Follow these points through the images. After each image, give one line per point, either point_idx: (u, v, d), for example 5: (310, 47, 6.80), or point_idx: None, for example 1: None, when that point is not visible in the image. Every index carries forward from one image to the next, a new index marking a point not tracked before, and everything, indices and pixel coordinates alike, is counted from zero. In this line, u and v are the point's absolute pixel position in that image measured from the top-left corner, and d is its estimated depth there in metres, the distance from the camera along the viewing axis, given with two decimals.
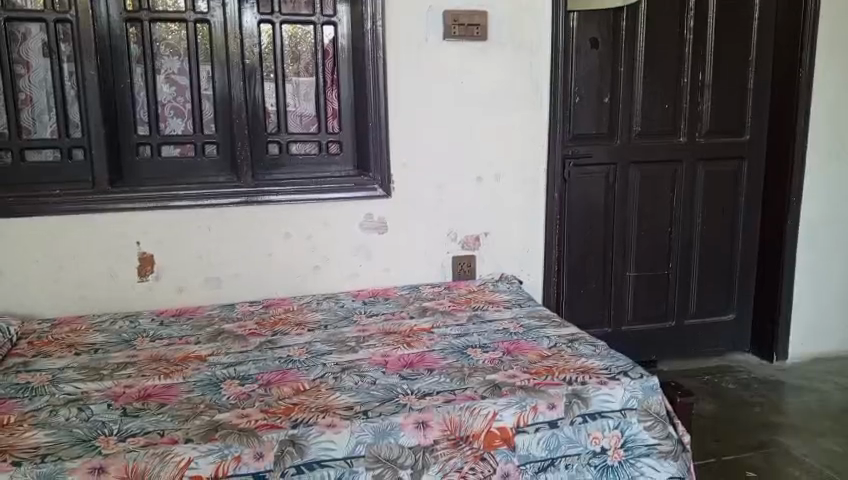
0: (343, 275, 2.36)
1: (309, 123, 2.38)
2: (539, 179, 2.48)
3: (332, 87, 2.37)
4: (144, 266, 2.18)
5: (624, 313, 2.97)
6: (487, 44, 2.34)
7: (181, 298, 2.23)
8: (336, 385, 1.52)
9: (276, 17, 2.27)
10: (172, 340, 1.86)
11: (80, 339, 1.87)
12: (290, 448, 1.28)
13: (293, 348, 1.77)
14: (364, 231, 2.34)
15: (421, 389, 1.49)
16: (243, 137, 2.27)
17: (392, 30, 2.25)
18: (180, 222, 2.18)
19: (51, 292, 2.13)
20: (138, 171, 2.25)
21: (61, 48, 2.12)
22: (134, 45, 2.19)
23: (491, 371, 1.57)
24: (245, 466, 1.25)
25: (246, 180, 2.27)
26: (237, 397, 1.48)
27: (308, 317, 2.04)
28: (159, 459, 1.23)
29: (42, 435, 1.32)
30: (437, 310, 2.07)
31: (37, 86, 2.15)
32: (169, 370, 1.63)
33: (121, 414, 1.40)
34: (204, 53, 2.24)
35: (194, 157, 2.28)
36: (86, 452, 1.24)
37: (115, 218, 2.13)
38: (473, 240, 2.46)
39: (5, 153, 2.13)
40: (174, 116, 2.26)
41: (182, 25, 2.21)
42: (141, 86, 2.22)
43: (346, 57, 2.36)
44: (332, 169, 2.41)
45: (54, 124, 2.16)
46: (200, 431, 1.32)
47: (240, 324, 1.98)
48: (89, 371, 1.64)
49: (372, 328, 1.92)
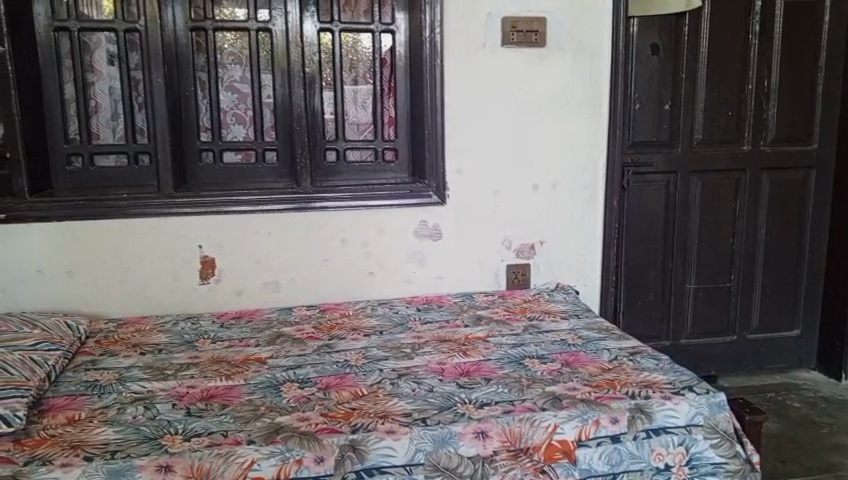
0: (398, 281, 2.36)
1: (365, 129, 2.41)
2: (598, 186, 2.44)
3: (390, 94, 2.40)
4: (206, 269, 2.23)
5: (683, 327, 2.89)
6: (546, 51, 2.32)
7: (241, 300, 2.27)
8: (394, 391, 1.53)
9: (335, 25, 2.30)
10: (233, 342, 1.89)
11: (144, 338, 1.92)
12: (350, 453, 1.28)
13: (350, 353, 1.78)
14: (419, 238, 2.35)
15: (480, 398, 1.47)
16: (303, 143, 2.30)
17: (450, 36, 2.25)
18: (241, 227, 2.22)
19: (116, 293, 2.19)
20: (201, 176, 2.31)
21: (130, 56, 2.20)
22: (199, 53, 2.25)
23: (551, 382, 1.54)
24: (306, 469, 1.26)
25: (304, 186, 2.32)
26: (297, 400, 1.49)
27: (364, 323, 2.05)
28: (224, 459, 1.25)
29: (111, 432, 1.35)
30: (492, 319, 2.05)
31: (107, 94, 2.22)
32: (230, 372, 1.66)
33: (186, 414, 1.43)
34: (266, 61, 2.29)
35: (254, 163, 2.33)
36: (153, 450, 1.27)
37: (179, 222, 2.18)
38: (528, 249, 2.43)
39: (76, 158, 2.23)
40: (236, 123, 2.32)
41: (245, 34, 2.26)
42: (206, 92, 2.28)
43: (404, 65, 2.38)
44: (387, 176, 2.43)
45: (122, 130, 2.24)
46: (262, 433, 1.33)
47: (298, 328, 2.00)
48: (153, 371, 1.68)
49: (428, 336, 1.91)
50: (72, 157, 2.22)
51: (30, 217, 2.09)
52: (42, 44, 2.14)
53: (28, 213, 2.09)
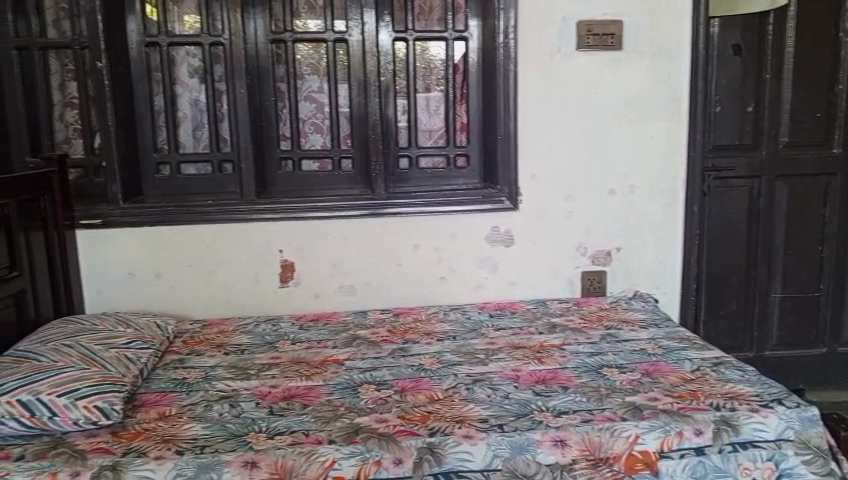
0: (470, 287, 2.37)
1: (438, 136, 2.43)
2: (677, 191, 2.38)
3: (462, 101, 2.42)
4: (285, 272, 2.29)
5: (768, 338, 2.77)
6: (621, 55, 2.28)
7: (318, 303, 2.33)
8: (469, 396, 1.53)
9: (410, 34, 2.33)
10: (311, 343, 1.94)
11: (227, 339, 2.00)
12: (429, 456, 1.30)
13: (424, 357, 1.79)
14: (492, 243, 2.34)
15: (558, 406, 1.46)
16: (378, 150, 2.31)
17: (523, 43, 2.24)
18: (318, 232, 2.28)
19: (202, 295, 2.28)
20: (280, 183, 2.38)
21: (214, 69, 2.30)
22: (279, 64, 2.33)
23: (630, 392, 1.51)
24: (385, 470, 1.28)
25: (378, 193, 2.33)
26: (374, 401, 1.52)
27: (437, 327, 2.06)
28: (306, 458, 1.29)
29: (199, 428, 1.42)
30: (567, 327, 2.02)
31: (193, 106, 2.33)
32: (309, 373, 1.71)
33: (269, 413, 1.47)
34: (342, 72, 2.35)
35: (330, 171, 2.39)
36: (239, 446, 1.32)
37: (259, 228, 2.26)
38: (604, 256, 2.39)
39: (164, 166, 2.34)
40: (314, 132, 2.39)
41: (323, 46, 2.33)
42: (284, 102, 2.36)
43: (476, 72, 2.39)
44: (459, 182, 2.44)
45: (206, 139, 2.35)
46: (341, 433, 1.36)
47: (372, 331, 2.03)
48: (236, 370, 1.75)
49: (501, 342, 1.90)
50: (161, 166, 2.34)
51: (123, 222, 2.21)
52: (135, 59, 2.27)
53: (121, 218, 2.21)
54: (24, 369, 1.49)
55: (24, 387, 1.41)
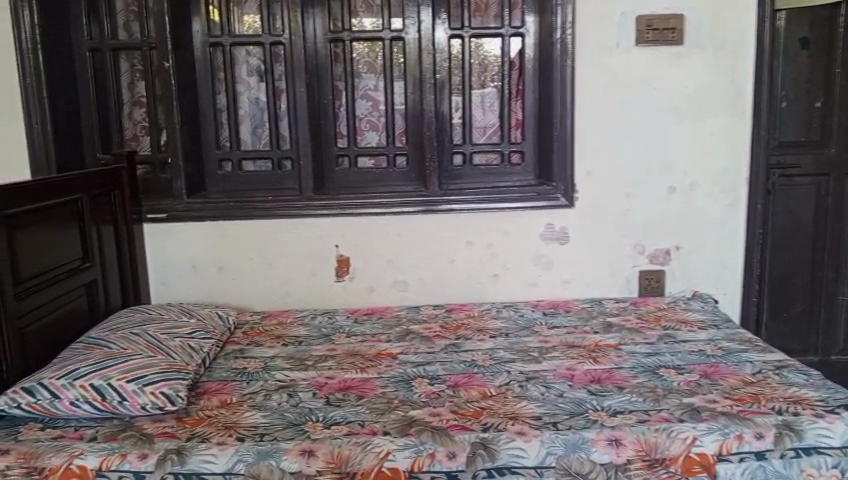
0: (523, 284, 2.36)
1: (492, 133, 2.43)
2: (740, 189, 2.31)
3: (517, 97, 2.41)
4: (341, 267, 2.34)
5: (835, 342, 2.67)
6: (682, 50, 2.23)
7: (372, 298, 2.36)
8: (523, 393, 1.53)
9: (466, 31, 2.34)
10: (366, 337, 1.97)
11: (286, 331, 2.05)
12: (482, 451, 1.30)
13: (477, 354, 1.80)
14: (546, 241, 2.33)
15: (613, 405, 1.45)
16: (432, 147, 2.33)
17: (581, 38, 2.22)
18: (373, 228, 2.32)
19: (261, 288, 2.34)
20: (336, 179, 2.43)
21: (274, 68, 2.36)
22: (337, 63, 2.37)
23: (688, 393, 1.49)
24: (439, 463, 1.30)
25: (432, 189, 2.34)
26: (428, 395, 1.54)
27: (490, 324, 2.06)
28: (361, 448, 1.32)
29: (259, 416, 1.46)
30: (623, 326, 1.99)
31: (254, 104, 2.40)
32: (364, 366, 1.74)
33: (326, 403, 1.51)
34: (398, 70, 2.38)
35: (385, 168, 2.42)
36: (297, 435, 1.37)
37: (315, 223, 2.31)
38: (662, 255, 2.35)
39: (226, 163, 2.42)
40: (370, 130, 2.42)
41: (380, 44, 2.36)
42: (341, 99, 2.40)
43: (532, 68, 2.38)
44: (514, 179, 2.43)
45: (266, 137, 2.41)
46: (396, 425, 1.39)
47: (426, 327, 2.05)
48: (294, 361, 1.79)
49: (555, 340, 1.89)
50: (223, 162, 2.42)
51: (187, 217, 2.29)
52: (199, 59, 2.35)
53: (185, 213, 2.29)
54: (96, 355, 1.57)
55: (96, 373, 1.49)
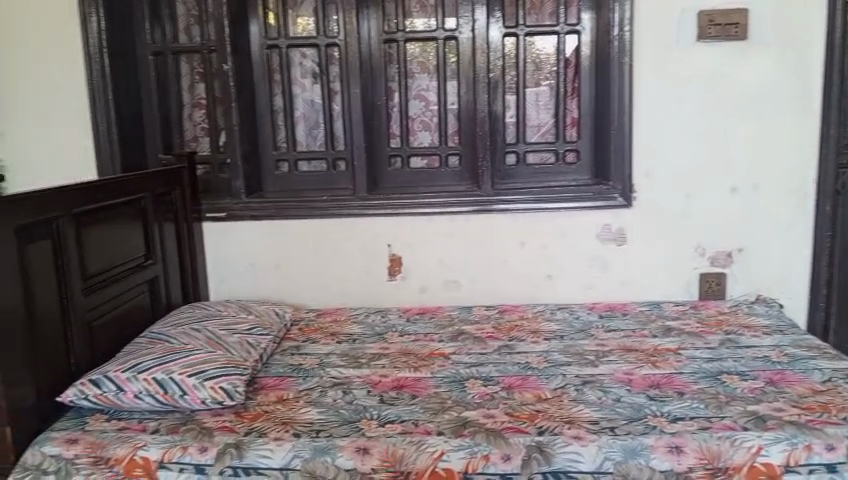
0: (578, 286, 2.32)
1: (546, 132, 2.40)
2: (807, 189, 2.22)
3: (573, 95, 2.37)
4: (393, 266, 2.35)
5: None
6: (747, 45, 2.16)
7: (424, 297, 2.36)
8: (579, 397, 1.50)
9: (520, 29, 2.32)
10: (419, 336, 1.97)
11: (339, 329, 2.07)
12: (537, 455, 1.29)
13: (531, 356, 1.78)
14: (602, 241, 2.29)
15: (673, 411, 1.41)
16: (485, 147, 2.31)
17: (640, 35, 2.17)
18: (426, 228, 2.32)
19: (316, 287, 2.37)
20: (390, 180, 2.44)
21: (329, 69, 2.39)
22: (391, 63, 2.38)
23: (753, 401, 1.44)
24: (494, 465, 1.29)
25: (485, 188, 2.33)
26: (481, 396, 1.53)
27: (544, 326, 2.03)
28: (416, 448, 1.32)
29: (314, 412, 1.48)
30: (683, 331, 1.94)
31: (308, 105, 2.43)
32: (417, 365, 1.74)
33: (380, 401, 1.52)
34: (452, 69, 2.37)
35: (438, 168, 2.42)
36: (352, 432, 1.38)
37: (369, 223, 2.33)
38: (724, 257, 2.27)
39: (282, 163, 2.46)
40: (423, 130, 2.42)
41: (433, 44, 2.36)
42: (395, 99, 2.41)
43: (589, 66, 2.34)
44: (569, 178, 2.40)
45: (321, 138, 2.44)
46: (450, 426, 1.39)
47: (478, 327, 2.03)
48: (348, 358, 1.81)
49: (612, 344, 1.85)
50: (280, 162, 2.46)
51: (245, 216, 2.34)
52: (257, 61, 2.40)
53: (243, 212, 2.34)
54: (158, 349, 1.61)
55: (158, 366, 1.53)
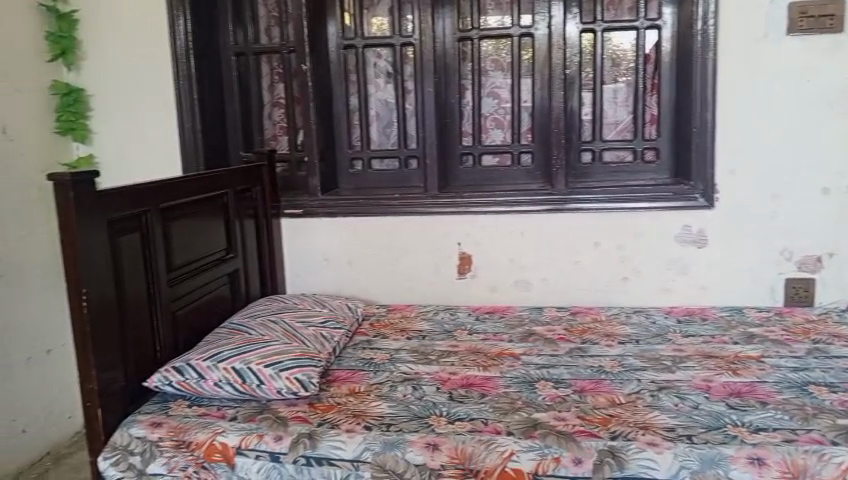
0: (656, 288, 2.25)
1: (624, 130, 2.35)
2: None
3: (653, 91, 2.31)
4: (463, 264, 2.35)
5: None
6: (842, 38, 2.04)
7: (494, 296, 2.35)
8: (654, 403, 1.46)
9: (598, 25, 2.27)
10: (488, 335, 1.97)
11: (410, 325, 2.09)
12: (610, 460, 1.26)
13: (604, 359, 1.74)
14: (680, 243, 2.21)
15: (755, 422, 1.35)
16: (559, 145, 2.28)
17: (726, 28, 2.09)
18: (498, 226, 2.31)
19: (387, 283, 2.40)
20: (462, 178, 2.44)
21: (404, 68, 2.42)
22: (465, 61, 2.38)
23: (843, 414, 1.36)
24: (564, 468, 1.27)
25: (558, 187, 2.30)
26: (552, 398, 1.51)
27: (618, 329, 1.99)
28: (485, 446, 1.32)
29: (385, 406, 1.50)
30: (766, 338, 1.85)
31: (382, 104, 2.46)
32: (487, 364, 1.74)
33: (449, 398, 1.53)
34: (527, 67, 2.35)
35: (510, 165, 2.40)
36: (422, 428, 1.39)
37: (440, 220, 2.33)
38: (813, 262, 2.16)
39: (357, 162, 2.50)
40: (495, 127, 2.41)
41: (508, 41, 2.34)
42: (468, 97, 2.41)
43: (670, 62, 2.27)
44: (647, 177, 2.33)
45: (395, 136, 2.47)
46: (520, 426, 1.38)
47: (549, 329, 2.01)
48: (418, 355, 1.82)
49: (690, 350, 1.79)
50: (354, 161, 2.50)
51: (320, 213, 2.39)
52: (334, 61, 2.45)
53: (318, 209, 2.39)
54: (237, 340, 1.67)
55: (237, 356, 1.59)
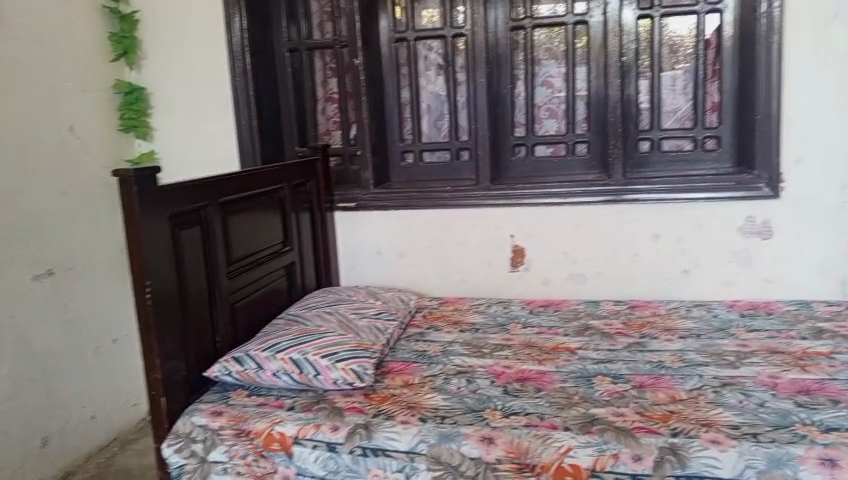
0: (717, 281, 2.18)
1: (684, 118, 2.28)
2: None
3: (714, 78, 2.24)
4: (516, 257, 2.32)
5: None
6: None
7: (548, 289, 2.32)
8: (717, 399, 1.42)
9: (656, 11, 2.20)
10: (543, 329, 1.94)
11: (463, 318, 2.08)
12: (670, 457, 1.24)
13: (663, 354, 1.70)
14: (743, 234, 2.14)
15: (825, 421, 1.29)
16: (616, 134, 2.23)
17: (792, 10, 2.00)
18: (552, 218, 2.27)
19: (440, 275, 2.40)
20: (515, 169, 2.41)
21: (455, 60, 2.40)
22: (518, 51, 2.35)
23: None
24: (623, 465, 1.25)
25: (615, 177, 2.24)
26: (610, 394, 1.48)
27: (678, 323, 1.93)
28: (541, 441, 1.31)
29: (439, 399, 1.50)
30: (837, 333, 1.77)
31: (434, 97, 2.46)
32: (542, 358, 1.71)
33: (504, 392, 1.52)
34: (582, 55, 2.30)
35: (565, 155, 2.36)
36: (476, 421, 1.38)
37: (493, 213, 2.32)
38: None
39: (408, 154, 2.51)
40: (549, 117, 2.37)
41: (561, 29, 2.30)
42: (521, 87, 2.37)
43: (732, 46, 2.19)
44: (707, 166, 2.26)
45: (446, 128, 2.46)
46: (576, 421, 1.35)
47: (606, 323, 1.97)
48: (472, 348, 1.82)
49: (754, 345, 1.73)
50: (406, 154, 2.51)
51: (373, 206, 2.41)
52: (386, 55, 2.45)
53: (371, 202, 2.41)
54: (294, 331, 1.70)
55: (294, 347, 1.61)
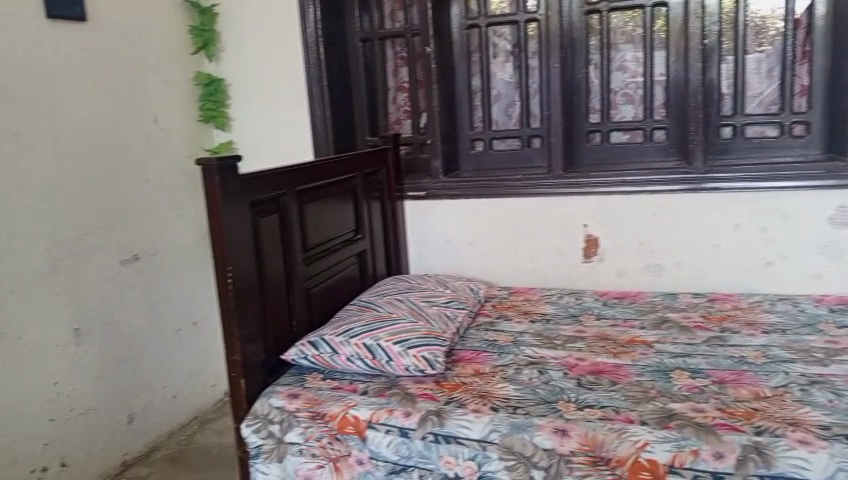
0: (804, 274, 2.08)
1: (770, 103, 2.17)
2: None
3: (804, 59, 2.12)
4: (589, 248, 2.28)
5: None
6: None
7: (622, 280, 2.27)
8: (805, 398, 1.35)
9: None
10: (617, 321, 1.90)
11: (534, 308, 2.07)
12: (754, 456, 1.19)
13: (746, 349, 1.63)
14: (834, 225, 2.02)
15: None
16: (697, 120, 2.14)
17: None
18: (626, 207, 2.22)
19: (510, 265, 2.38)
20: (588, 157, 2.36)
21: (528, 45, 2.37)
22: (593, 35, 2.29)
23: None
24: (703, 462, 1.21)
25: (696, 165, 2.14)
26: (689, 389, 1.43)
27: (761, 318, 1.86)
28: (617, 436, 1.28)
29: (511, 389, 1.50)
30: None
31: (505, 84, 2.43)
32: (616, 351, 1.68)
33: (578, 384, 1.50)
34: (661, 38, 2.23)
35: (641, 142, 2.30)
36: (550, 413, 1.37)
37: (565, 202, 2.28)
38: None
39: (479, 142, 2.49)
40: (625, 103, 2.31)
41: (639, 11, 2.23)
42: (596, 72, 2.32)
43: (824, 26, 2.08)
44: (794, 153, 2.15)
45: (517, 115, 2.43)
46: (654, 416, 1.32)
47: (684, 316, 1.91)
48: (543, 339, 1.80)
49: (845, 342, 1.64)
50: (475, 142, 2.49)
51: (443, 195, 2.41)
52: (457, 42, 2.44)
53: (441, 191, 2.41)
54: (367, 317, 1.73)
55: (367, 333, 1.64)
